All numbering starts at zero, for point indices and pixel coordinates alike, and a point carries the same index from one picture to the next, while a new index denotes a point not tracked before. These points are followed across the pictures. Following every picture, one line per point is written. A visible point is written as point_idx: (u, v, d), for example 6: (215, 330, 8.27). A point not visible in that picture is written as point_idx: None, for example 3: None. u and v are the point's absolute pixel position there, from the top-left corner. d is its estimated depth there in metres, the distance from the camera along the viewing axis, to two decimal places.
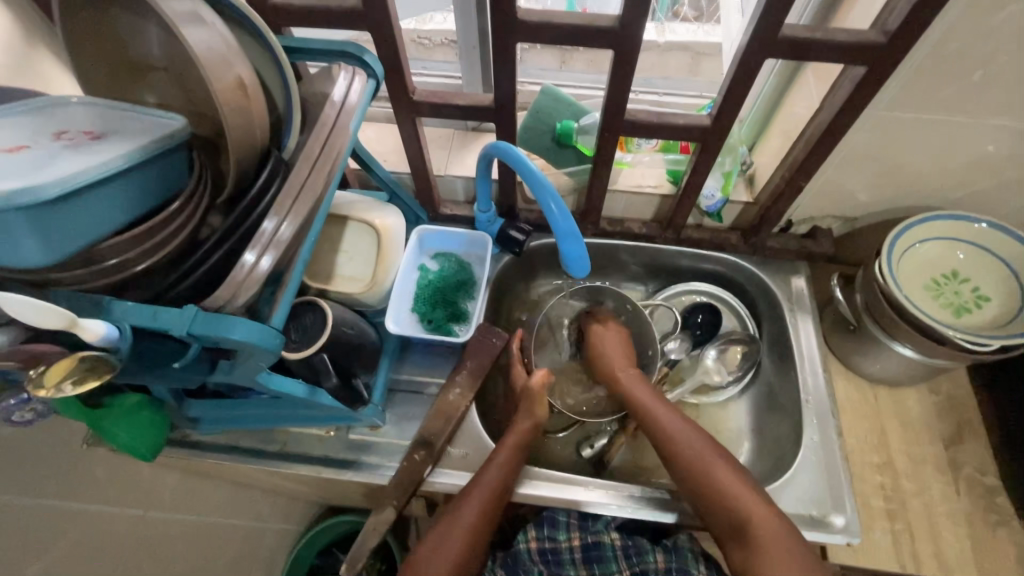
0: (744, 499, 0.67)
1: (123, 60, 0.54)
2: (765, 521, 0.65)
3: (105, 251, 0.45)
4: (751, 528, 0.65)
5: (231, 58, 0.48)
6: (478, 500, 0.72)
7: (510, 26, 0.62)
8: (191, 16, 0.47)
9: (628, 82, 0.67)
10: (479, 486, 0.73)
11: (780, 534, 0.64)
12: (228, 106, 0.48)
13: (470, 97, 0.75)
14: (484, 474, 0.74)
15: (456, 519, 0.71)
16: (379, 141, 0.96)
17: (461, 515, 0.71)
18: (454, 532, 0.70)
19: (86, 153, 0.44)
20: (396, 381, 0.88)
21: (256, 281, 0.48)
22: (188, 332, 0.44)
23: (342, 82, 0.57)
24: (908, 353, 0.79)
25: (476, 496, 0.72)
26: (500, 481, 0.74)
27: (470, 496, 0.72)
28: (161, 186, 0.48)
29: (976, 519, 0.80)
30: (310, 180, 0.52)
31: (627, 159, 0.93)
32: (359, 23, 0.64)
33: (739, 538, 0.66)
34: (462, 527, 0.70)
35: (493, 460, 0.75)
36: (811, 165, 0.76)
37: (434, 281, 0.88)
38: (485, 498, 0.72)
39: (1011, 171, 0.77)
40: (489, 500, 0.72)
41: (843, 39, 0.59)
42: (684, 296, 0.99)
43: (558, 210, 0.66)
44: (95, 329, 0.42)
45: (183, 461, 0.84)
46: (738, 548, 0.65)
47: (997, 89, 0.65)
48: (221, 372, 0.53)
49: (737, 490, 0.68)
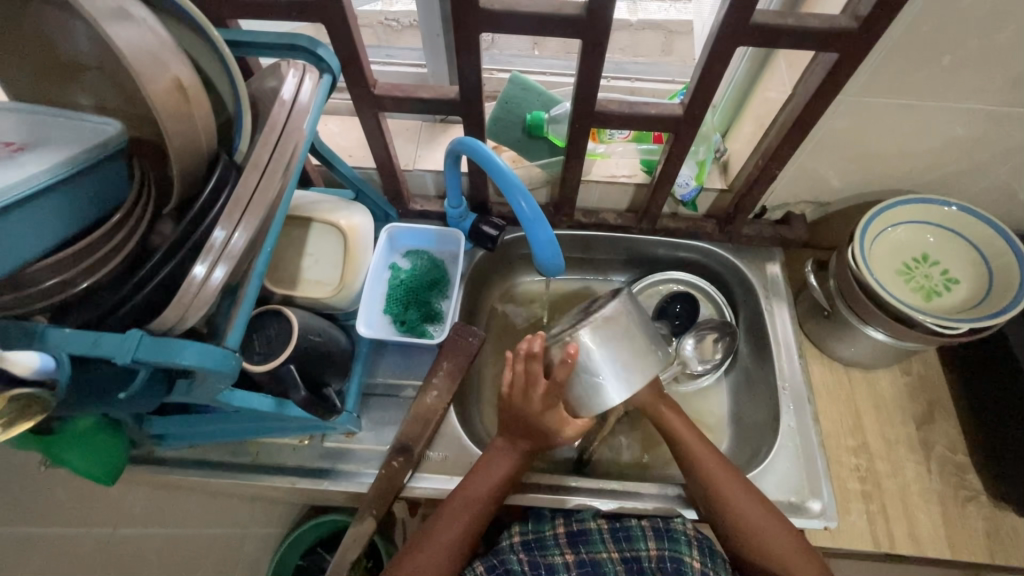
0: (786, 551, 0.68)
1: (50, 60, 0.49)
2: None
3: (39, 272, 0.42)
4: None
5: (166, 57, 0.44)
6: (461, 519, 0.71)
7: (472, 15, 0.58)
8: (117, 12, 0.42)
9: (598, 72, 0.64)
10: (463, 498, 0.72)
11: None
12: (165, 110, 0.44)
13: (434, 90, 0.71)
14: (470, 489, 0.72)
15: (439, 539, 0.70)
16: (342, 135, 0.92)
17: (446, 534, 0.70)
18: (438, 554, 0.69)
19: (6, 167, 0.40)
20: (371, 385, 0.85)
21: (208, 297, 0.44)
22: (132, 359, 0.41)
23: (293, 79, 0.53)
24: (880, 337, 0.80)
25: (458, 515, 0.71)
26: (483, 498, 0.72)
27: (449, 516, 0.71)
28: (97, 199, 0.45)
29: (948, 496, 0.82)
30: (262, 186, 0.48)
31: (601, 150, 0.90)
32: (311, 15, 0.60)
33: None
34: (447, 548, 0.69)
35: (477, 475, 0.73)
36: (785, 152, 0.75)
37: (406, 280, 0.86)
38: (469, 513, 0.71)
39: (980, 153, 0.77)
40: (473, 517, 0.71)
41: (814, 25, 0.57)
42: (660, 286, 0.99)
43: (529, 208, 0.63)
44: (27, 362, 0.39)
45: (149, 477, 0.81)
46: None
47: (966, 73, 0.65)
48: (177, 393, 0.50)
49: (777, 539, 0.69)
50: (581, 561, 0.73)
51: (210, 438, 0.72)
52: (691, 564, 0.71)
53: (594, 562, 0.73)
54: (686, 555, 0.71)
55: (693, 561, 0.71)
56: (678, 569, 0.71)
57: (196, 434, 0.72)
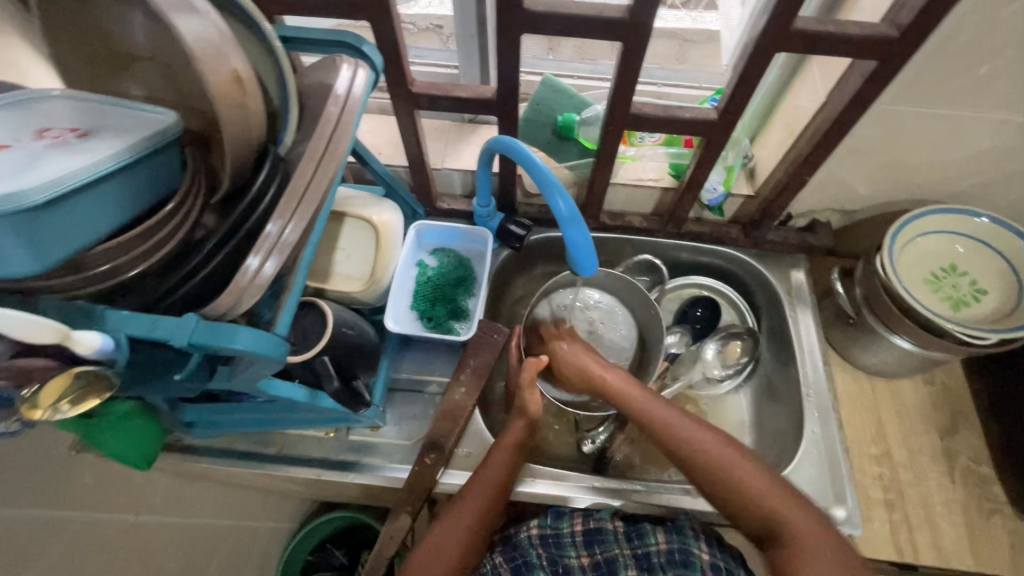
0: (778, 507, 0.65)
1: (108, 51, 0.51)
2: (808, 539, 0.62)
3: (96, 257, 0.43)
4: (788, 537, 0.63)
5: (226, 49, 0.45)
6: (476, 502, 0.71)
7: (516, 16, 0.59)
8: (182, 5, 0.43)
9: (637, 74, 0.65)
10: (481, 478, 0.73)
11: (825, 548, 0.61)
12: (223, 100, 0.45)
13: (470, 89, 0.72)
14: (482, 474, 0.73)
15: (457, 520, 0.70)
16: (373, 133, 0.94)
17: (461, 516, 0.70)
18: (452, 537, 0.69)
19: (72, 152, 0.41)
20: (396, 380, 0.86)
21: (260, 286, 0.45)
22: (189, 342, 0.42)
23: (346, 73, 0.53)
24: (906, 345, 0.80)
25: (477, 494, 0.72)
26: (500, 483, 0.73)
27: (466, 499, 0.72)
28: (152, 187, 0.46)
29: (972, 508, 0.82)
30: (315, 179, 0.49)
31: (630, 153, 0.91)
32: (357, 12, 0.61)
33: (774, 542, 0.64)
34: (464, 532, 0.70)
35: (492, 459, 0.74)
36: (816, 159, 0.75)
37: (433, 278, 0.86)
38: (483, 500, 0.72)
39: (1011, 164, 0.77)
40: (489, 500, 0.72)
41: (854, 32, 0.58)
42: (686, 290, 0.99)
43: (565, 206, 0.64)
44: (91, 342, 0.40)
45: (175, 466, 0.82)
46: (773, 552, 0.64)
47: (1003, 84, 0.65)
48: (220, 379, 0.51)
49: (766, 491, 0.66)
50: (597, 563, 0.74)
51: (239, 428, 0.73)
52: (701, 557, 0.70)
53: (609, 560, 0.73)
54: (696, 549, 0.71)
55: (701, 553, 0.71)
56: (687, 560, 0.70)
57: (226, 424, 0.73)
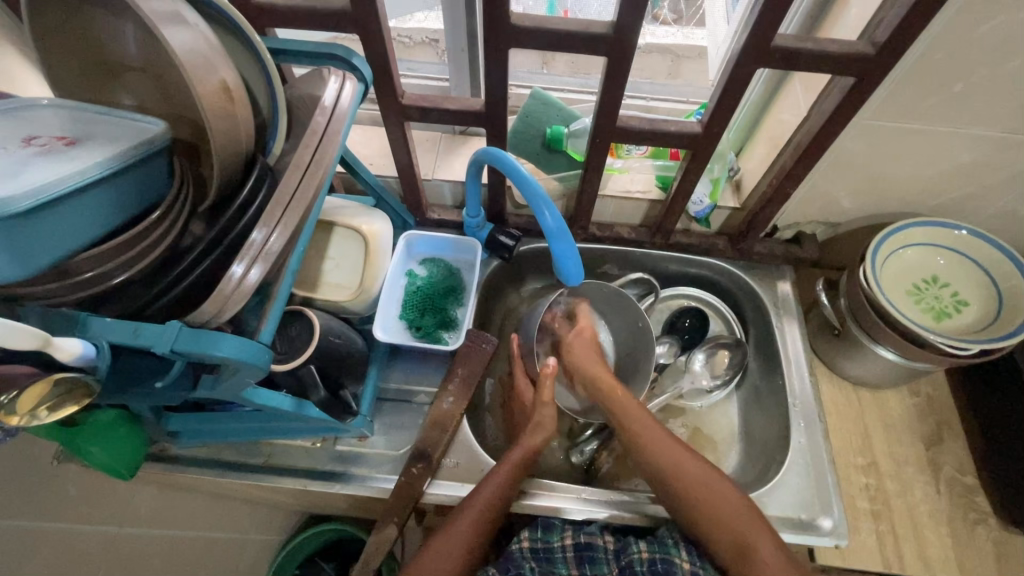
0: (734, 518, 0.68)
1: (98, 61, 0.51)
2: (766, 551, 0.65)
3: (79, 264, 0.43)
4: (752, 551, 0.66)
5: (215, 61, 0.46)
6: (473, 519, 0.70)
7: (504, 31, 0.61)
8: (172, 17, 0.44)
9: (622, 89, 0.66)
10: (479, 497, 0.72)
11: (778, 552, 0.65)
12: (212, 111, 0.46)
13: (459, 102, 0.73)
14: (482, 490, 0.72)
15: (451, 536, 0.70)
16: (365, 144, 0.95)
17: (458, 531, 0.70)
18: (448, 555, 0.68)
19: (60, 160, 0.42)
20: (384, 389, 0.86)
21: (244, 295, 0.45)
22: (171, 349, 0.42)
23: (334, 85, 0.54)
24: (889, 356, 0.81)
25: (471, 514, 0.71)
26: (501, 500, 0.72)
27: (464, 516, 0.71)
28: (139, 196, 0.46)
29: (957, 518, 0.83)
30: (302, 187, 0.49)
31: (618, 165, 0.93)
32: (348, 25, 0.62)
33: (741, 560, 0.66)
34: (459, 549, 0.69)
35: (492, 477, 0.74)
36: (799, 172, 0.76)
37: (422, 287, 0.87)
38: (482, 519, 0.70)
39: (988, 178, 0.79)
40: (486, 519, 0.71)
41: (833, 50, 0.59)
42: (673, 300, 1.00)
43: (551, 215, 0.65)
44: (71, 348, 0.40)
45: (159, 477, 0.81)
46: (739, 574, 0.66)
47: (978, 100, 0.67)
48: (204, 388, 0.50)
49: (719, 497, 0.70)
50: None
51: (225, 437, 0.72)
52: (681, 561, 0.69)
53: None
54: (678, 557, 0.69)
55: (684, 562, 0.69)
56: (669, 569, 0.69)
57: (210, 433, 0.73)
